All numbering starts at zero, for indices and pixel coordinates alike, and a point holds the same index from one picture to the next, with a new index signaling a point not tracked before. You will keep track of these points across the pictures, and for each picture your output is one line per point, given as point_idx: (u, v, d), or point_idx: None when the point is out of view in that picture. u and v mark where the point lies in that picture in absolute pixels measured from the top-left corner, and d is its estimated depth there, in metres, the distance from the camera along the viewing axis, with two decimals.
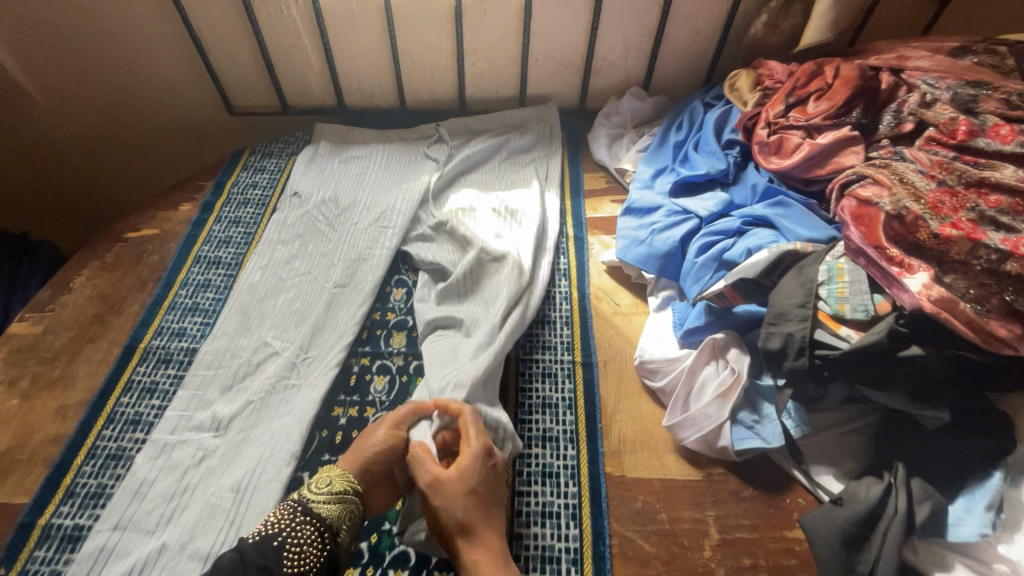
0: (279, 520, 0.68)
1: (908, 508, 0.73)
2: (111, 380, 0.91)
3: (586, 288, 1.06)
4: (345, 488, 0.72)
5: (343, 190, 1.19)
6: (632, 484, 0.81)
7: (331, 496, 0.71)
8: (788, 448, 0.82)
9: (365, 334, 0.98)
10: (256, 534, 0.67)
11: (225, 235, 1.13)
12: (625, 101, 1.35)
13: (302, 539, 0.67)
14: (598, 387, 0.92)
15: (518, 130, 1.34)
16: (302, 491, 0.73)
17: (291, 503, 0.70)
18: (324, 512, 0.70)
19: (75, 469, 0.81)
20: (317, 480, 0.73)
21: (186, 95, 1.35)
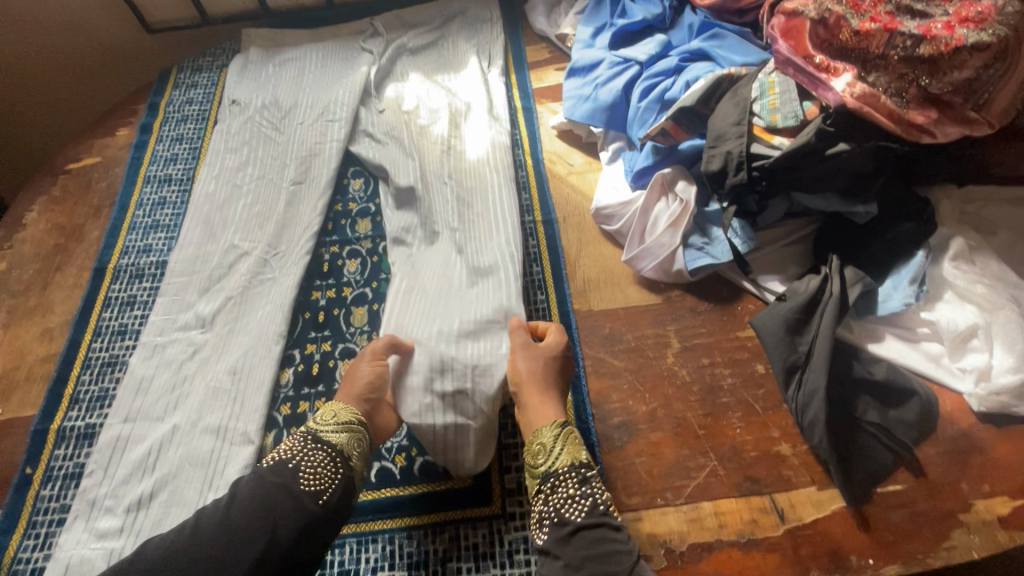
0: (292, 446, 0.69)
1: (842, 290, 0.81)
2: (89, 299, 0.93)
3: (541, 154, 1.08)
4: (351, 418, 0.71)
5: (283, 93, 1.16)
6: (599, 315, 0.89)
7: (338, 426, 0.70)
8: (736, 262, 0.89)
9: (331, 226, 1.01)
10: (271, 459, 0.69)
11: (171, 153, 1.11)
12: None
13: (315, 464, 0.67)
14: (560, 239, 0.97)
15: (454, 11, 1.30)
16: (311, 420, 0.73)
17: (301, 432, 0.70)
18: (333, 441, 0.69)
19: (74, 378, 0.85)
20: (323, 411, 0.73)
21: (95, 14, 1.26)
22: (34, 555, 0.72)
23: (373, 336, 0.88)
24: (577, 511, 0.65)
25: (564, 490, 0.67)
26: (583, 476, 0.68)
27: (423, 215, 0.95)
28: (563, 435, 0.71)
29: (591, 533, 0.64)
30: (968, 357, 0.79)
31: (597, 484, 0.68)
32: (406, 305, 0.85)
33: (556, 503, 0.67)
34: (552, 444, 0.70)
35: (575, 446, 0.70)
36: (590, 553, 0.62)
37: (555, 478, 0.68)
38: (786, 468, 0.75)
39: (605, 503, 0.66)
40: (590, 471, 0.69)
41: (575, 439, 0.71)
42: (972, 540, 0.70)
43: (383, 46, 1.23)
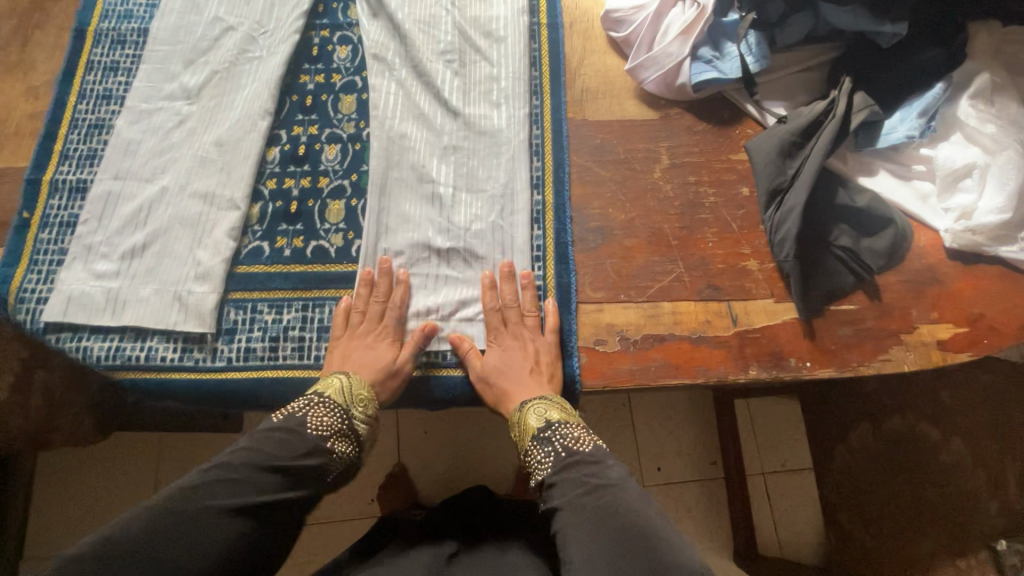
0: (326, 417, 0.68)
1: (845, 112, 0.78)
2: (71, 59, 0.90)
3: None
4: (375, 410, 0.72)
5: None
6: (592, 125, 0.87)
7: (367, 416, 0.71)
8: (743, 81, 0.84)
9: (322, 8, 0.94)
10: (314, 428, 0.67)
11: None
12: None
13: (342, 449, 0.69)
14: (563, 46, 0.91)
15: None
16: (337, 389, 0.70)
17: (338, 408, 0.69)
18: (361, 428, 0.71)
19: (62, 136, 0.85)
20: (356, 389, 0.70)
21: None
22: (37, 287, 0.77)
23: (360, 124, 0.87)
24: (546, 468, 0.68)
25: (533, 457, 0.69)
26: (542, 437, 0.69)
27: (402, 26, 0.90)
28: (521, 414, 0.70)
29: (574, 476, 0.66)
30: (955, 197, 0.79)
31: (560, 435, 0.68)
32: (391, 134, 0.84)
33: (531, 470, 0.69)
34: (516, 422, 0.71)
35: (537, 415, 0.69)
36: (582, 496, 0.64)
37: (526, 452, 0.70)
38: (748, 280, 0.78)
39: (569, 444, 0.68)
40: (552, 430, 0.69)
41: (535, 405, 0.70)
42: (907, 356, 0.75)
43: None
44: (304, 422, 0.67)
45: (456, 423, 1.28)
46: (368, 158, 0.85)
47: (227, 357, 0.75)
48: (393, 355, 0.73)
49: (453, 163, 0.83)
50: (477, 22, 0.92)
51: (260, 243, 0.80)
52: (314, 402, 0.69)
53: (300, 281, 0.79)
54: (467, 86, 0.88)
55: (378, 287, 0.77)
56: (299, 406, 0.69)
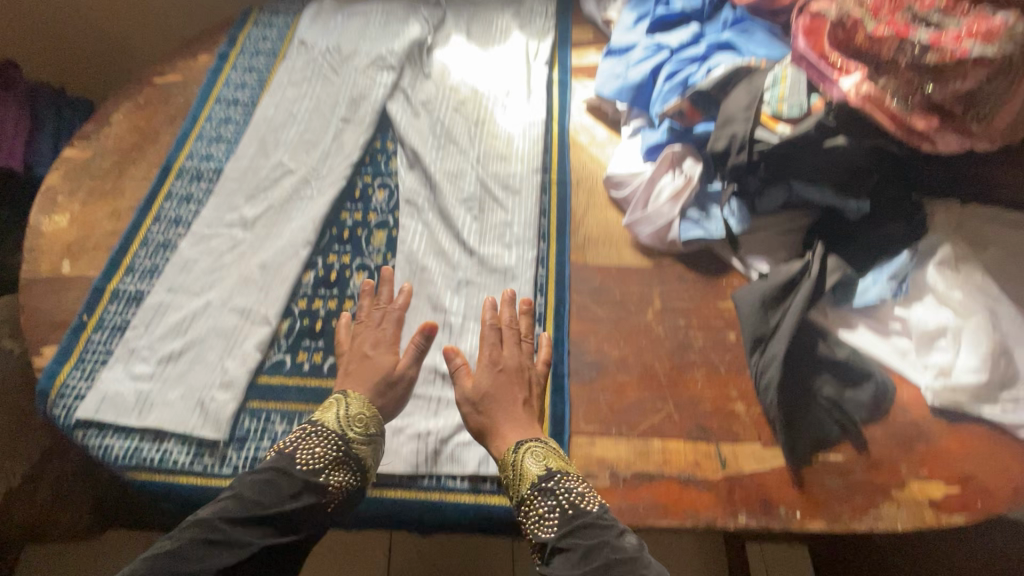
0: (318, 449, 0.73)
1: (819, 273, 0.87)
2: (154, 189, 1.07)
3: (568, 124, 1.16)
4: (374, 431, 0.76)
5: (348, 40, 1.28)
6: (592, 269, 0.97)
7: (365, 438, 0.75)
8: (727, 240, 0.95)
9: (368, 159, 1.11)
10: (303, 462, 0.71)
11: (242, 80, 1.24)
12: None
13: (340, 480, 0.72)
14: (570, 200, 1.05)
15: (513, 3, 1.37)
16: (333, 416, 0.76)
17: (333, 436, 0.73)
18: (361, 453, 0.74)
19: (132, 252, 0.99)
20: (352, 415, 0.76)
21: None
22: (79, 384, 0.85)
23: (387, 256, 0.99)
24: (552, 524, 0.67)
25: (534, 510, 0.69)
26: (543, 488, 0.69)
27: (433, 178, 1.06)
28: (518, 455, 0.72)
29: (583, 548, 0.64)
30: (933, 354, 0.83)
31: (561, 488, 0.69)
32: (413, 267, 0.95)
33: (531, 526, 0.68)
34: (514, 465, 0.72)
35: (536, 459, 0.72)
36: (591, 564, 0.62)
37: (524, 504, 0.70)
38: (736, 423, 0.82)
39: (576, 500, 0.68)
40: (552, 481, 0.70)
41: (535, 451, 0.72)
42: (899, 514, 0.75)
43: (453, 16, 1.35)
44: (295, 458, 0.71)
45: (453, 549, 1.23)
46: None
47: (233, 464, 0.79)
48: (393, 363, 0.81)
49: (465, 295, 0.93)
50: (497, 177, 1.07)
51: (283, 356, 0.88)
52: (309, 432, 0.74)
53: (314, 394, 0.85)
54: (484, 229, 1.00)
55: (385, 300, 0.87)
56: (292, 441, 0.74)
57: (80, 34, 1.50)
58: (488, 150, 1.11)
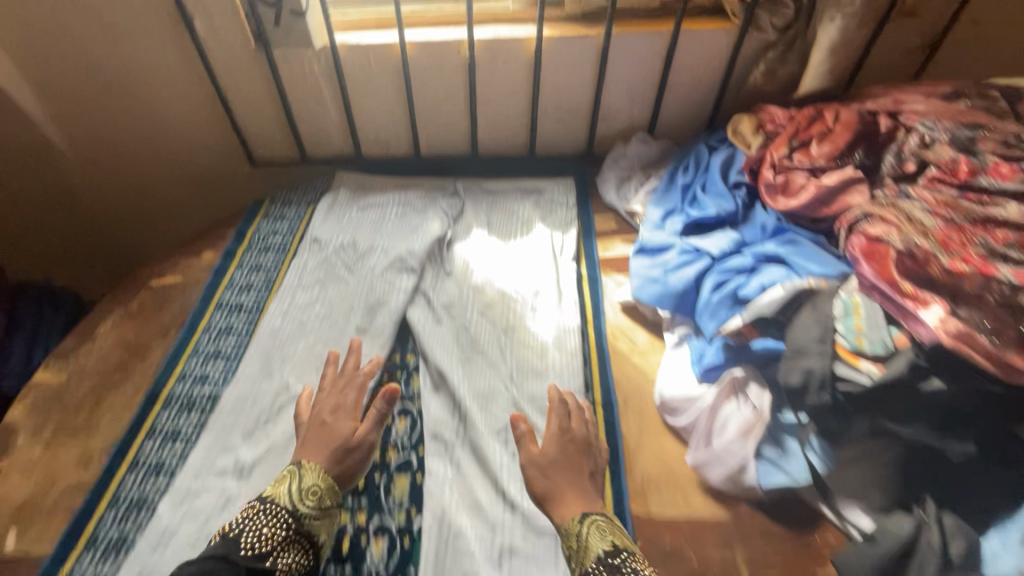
0: (264, 529, 0.70)
1: (941, 542, 0.70)
2: (135, 425, 0.91)
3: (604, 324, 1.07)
4: (329, 503, 0.76)
5: (365, 236, 1.23)
6: (658, 523, 0.81)
7: (318, 510, 0.75)
8: (816, 484, 0.81)
9: (386, 377, 0.99)
10: (247, 547, 0.68)
11: (249, 280, 1.16)
12: (619, 146, 1.39)
13: (289, 561, 0.70)
14: (619, 426, 0.92)
15: (532, 191, 1.35)
16: (286, 494, 0.74)
17: (279, 513, 0.72)
18: (312, 528, 0.74)
19: (97, 516, 0.81)
20: (305, 490, 0.75)
21: (209, 140, 1.38)
22: None
23: (411, 512, 0.83)
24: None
25: None
26: (610, 565, 0.67)
27: (462, 404, 0.93)
28: (586, 526, 0.72)
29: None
30: None
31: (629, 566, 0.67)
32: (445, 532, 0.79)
33: None
34: (578, 537, 0.71)
35: (601, 535, 0.71)
36: None
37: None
38: None
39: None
40: (621, 557, 0.68)
41: (600, 526, 0.72)
42: None
43: (472, 206, 1.32)
44: (239, 540, 0.69)
45: None
46: (416, 558, 0.78)
47: None
48: (352, 433, 0.83)
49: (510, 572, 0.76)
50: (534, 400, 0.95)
51: None
52: (260, 509, 0.72)
53: None
54: None
55: (350, 373, 0.92)
56: (239, 521, 0.71)
57: (87, 216, 1.49)
58: (520, 364, 1.00)
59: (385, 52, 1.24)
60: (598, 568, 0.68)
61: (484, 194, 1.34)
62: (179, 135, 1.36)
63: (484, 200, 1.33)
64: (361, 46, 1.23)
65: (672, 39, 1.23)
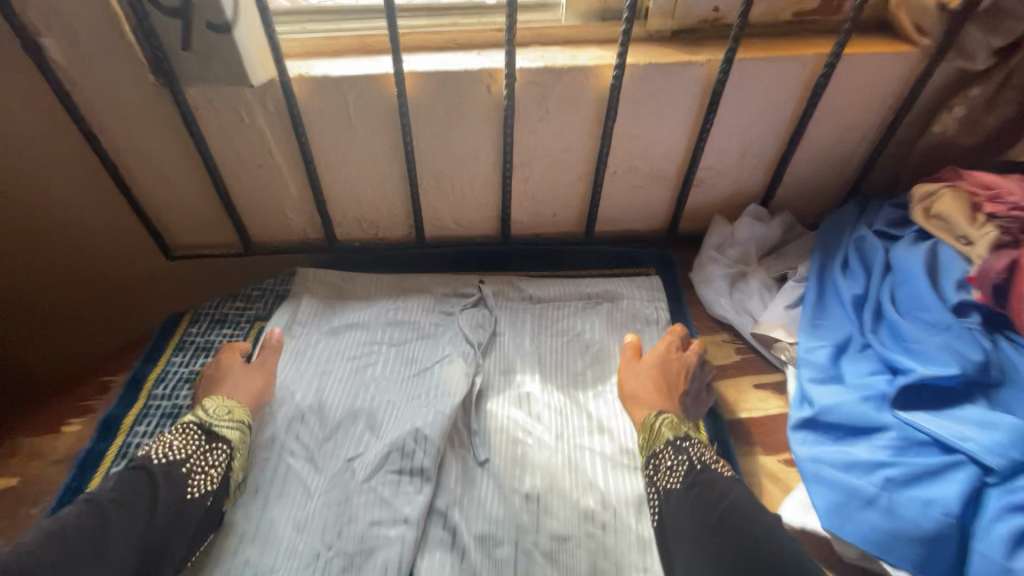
0: (180, 450, 0.61)
1: None
2: None
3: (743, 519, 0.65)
4: (243, 418, 0.67)
5: (342, 390, 0.75)
6: None
7: (231, 423, 0.65)
8: None
9: None
10: (159, 458, 0.59)
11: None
12: (719, 224, 0.93)
13: (211, 464, 0.61)
14: None
15: (598, 296, 0.88)
16: (192, 415, 0.65)
17: (194, 429, 0.63)
18: (228, 437, 0.64)
19: None
20: (212, 406, 0.66)
21: (118, 239, 0.91)
22: None
23: None
24: (678, 476, 0.60)
25: (663, 465, 0.62)
26: (678, 447, 0.62)
27: None
28: (660, 420, 0.66)
29: (691, 486, 0.58)
30: None
31: (696, 447, 0.62)
32: None
33: (660, 480, 0.61)
34: (653, 430, 0.66)
35: (672, 428, 0.65)
36: (697, 502, 0.56)
37: (654, 457, 0.64)
38: None
39: (706, 461, 0.60)
40: (691, 443, 0.63)
41: (675, 422, 0.66)
42: None
43: (509, 325, 0.84)
44: (151, 456, 0.59)
45: None
46: None
47: None
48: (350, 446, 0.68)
49: None
50: None
51: None
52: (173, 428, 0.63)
53: None
54: None
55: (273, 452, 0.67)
56: (155, 449, 0.60)
57: None
58: None
59: (374, 91, 0.78)
60: (667, 450, 0.63)
61: (525, 305, 0.87)
62: (42, 228, 0.86)
63: (528, 318, 0.85)
64: (334, 81, 0.76)
65: (823, 71, 0.79)
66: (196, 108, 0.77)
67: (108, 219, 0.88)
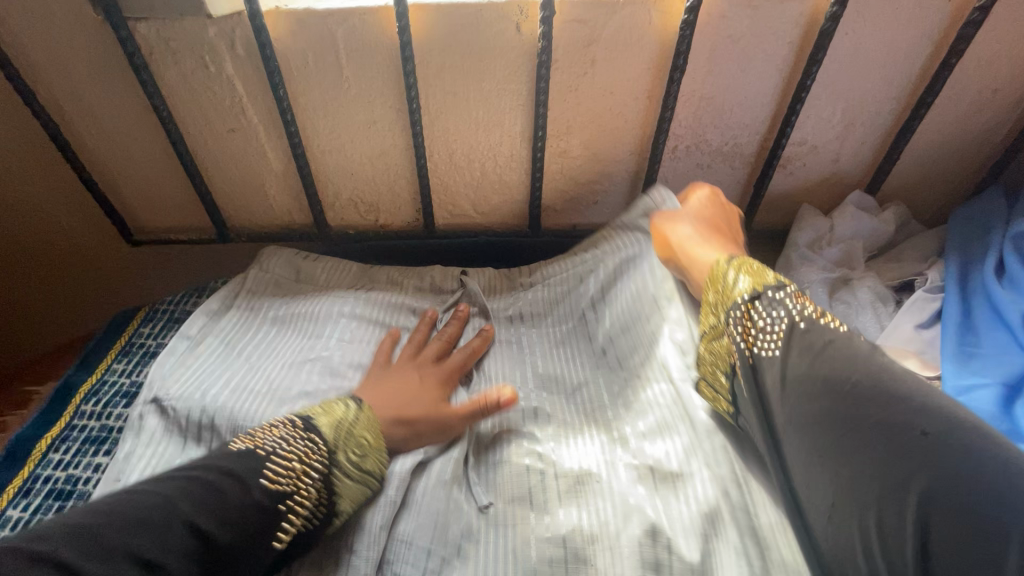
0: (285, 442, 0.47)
1: None
2: None
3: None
4: (375, 467, 0.50)
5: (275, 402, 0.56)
6: None
7: (351, 458, 0.49)
8: None
9: None
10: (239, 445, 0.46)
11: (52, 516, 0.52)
12: (811, 216, 0.72)
13: (309, 498, 0.45)
14: None
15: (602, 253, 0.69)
16: (333, 424, 0.51)
17: (293, 431, 0.48)
18: (342, 489, 0.47)
19: None
20: (352, 434, 0.50)
21: (63, 226, 0.75)
22: None
23: None
24: (774, 339, 0.45)
25: (751, 325, 0.47)
26: (771, 299, 0.47)
27: None
28: (735, 267, 0.52)
29: (825, 345, 0.42)
30: None
31: (798, 298, 0.46)
32: None
33: (745, 338, 0.47)
34: (725, 280, 0.52)
35: (756, 274, 0.50)
36: (809, 370, 0.41)
37: (734, 313, 0.49)
38: None
39: (812, 317, 0.45)
40: (786, 290, 0.47)
41: (755, 267, 0.51)
42: None
43: (507, 327, 0.69)
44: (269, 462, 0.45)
45: None
46: None
47: None
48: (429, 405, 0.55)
49: None
50: None
51: None
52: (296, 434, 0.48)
53: None
54: None
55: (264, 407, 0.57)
56: (271, 442, 0.47)
57: None
58: None
59: (372, 32, 0.60)
60: (755, 300, 0.48)
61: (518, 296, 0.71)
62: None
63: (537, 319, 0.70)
64: (322, 18, 0.59)
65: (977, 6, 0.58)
66: (150, 52, 0.61)
67: (60, 213, 0.74)
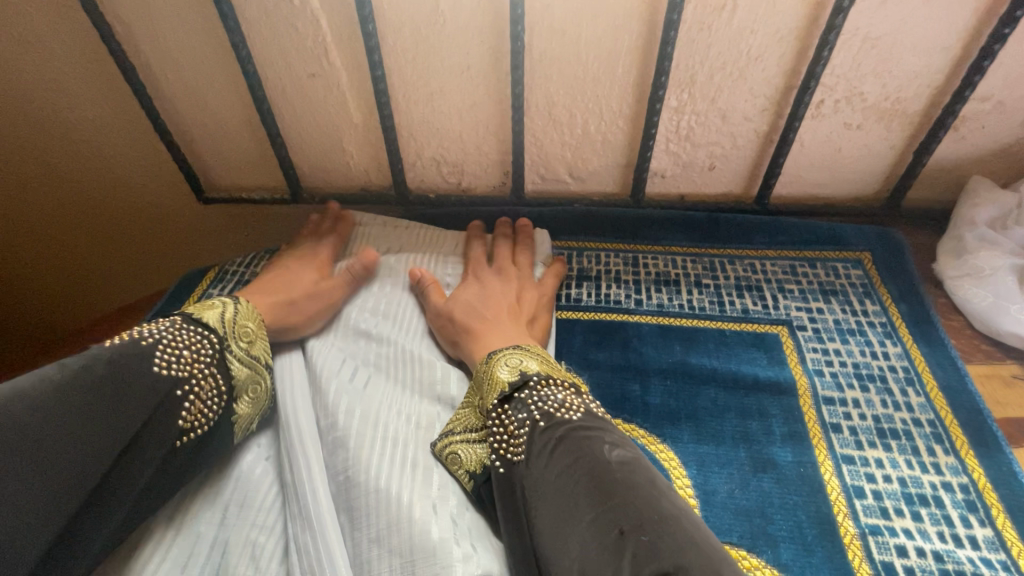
0: (184, 351, 0.43)
1: None
2: None
3: (895, 534, 0.41)
4: (264, 354, 0.49)
5: (346, 476, 0.43)
6: None
7: (247, 354, 0.47)
8: None
9: None
10: (159, 364, 0.41)
11: None
12: (990, 188, 0.58)
13: (202, 399, 0.43)
14: None
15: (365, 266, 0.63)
16: (215, 314, 0.47)
17: (198, 331, 0.45)
18: (237, 373, 0.46)
19: None
20: (239, 318, 0.48)
21: (147, 185, 0.72)
22: None
23: None
24: (520, 445, 0.41)
25: (501, 430, 0.42)
26: (516, 400, 0.44)
27: None
28: (496, 364, 0.47)
29: (561, 443, 0.39)
30: None
31: (542, 391, 0.44)
32: None
33: (497, 446, 0.42)
34: (485, 374, 0.47)
35: (511, 367, 0.47)
36: (569, 463, 0.37)
37: (493, 424, 0.43)
38: None
39: (551, 411, 0.42)
40: (535, 380, 0.45)
41: (509, 358, 0.48)
42: None
43: (613, 313, 0.59)
44: (150, 353, 0.41)
45: None
46: None
47: None
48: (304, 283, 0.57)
49: None
50: None
51: None
52: (176, 328, 0.44)
53: None
54: None
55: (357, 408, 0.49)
56: (151, 330, 0.42)
57: None
58: None
59: None
60: (502, 410, 0.44)
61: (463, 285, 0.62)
62: (65, 179, 0.69)
63: (637, 309, 0.59)
64: None
65: None
66: None
67: (151, 186, 0.72)
